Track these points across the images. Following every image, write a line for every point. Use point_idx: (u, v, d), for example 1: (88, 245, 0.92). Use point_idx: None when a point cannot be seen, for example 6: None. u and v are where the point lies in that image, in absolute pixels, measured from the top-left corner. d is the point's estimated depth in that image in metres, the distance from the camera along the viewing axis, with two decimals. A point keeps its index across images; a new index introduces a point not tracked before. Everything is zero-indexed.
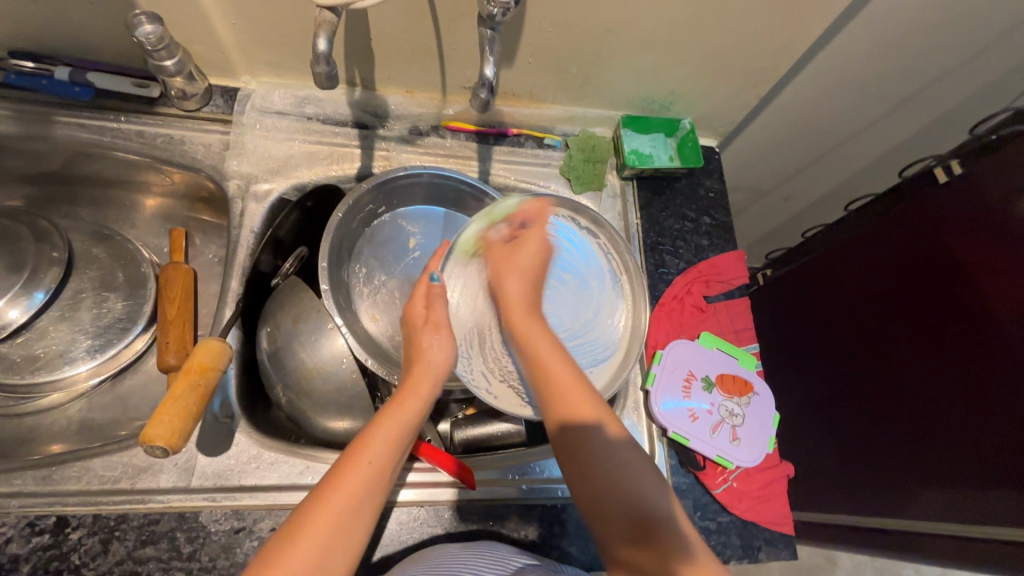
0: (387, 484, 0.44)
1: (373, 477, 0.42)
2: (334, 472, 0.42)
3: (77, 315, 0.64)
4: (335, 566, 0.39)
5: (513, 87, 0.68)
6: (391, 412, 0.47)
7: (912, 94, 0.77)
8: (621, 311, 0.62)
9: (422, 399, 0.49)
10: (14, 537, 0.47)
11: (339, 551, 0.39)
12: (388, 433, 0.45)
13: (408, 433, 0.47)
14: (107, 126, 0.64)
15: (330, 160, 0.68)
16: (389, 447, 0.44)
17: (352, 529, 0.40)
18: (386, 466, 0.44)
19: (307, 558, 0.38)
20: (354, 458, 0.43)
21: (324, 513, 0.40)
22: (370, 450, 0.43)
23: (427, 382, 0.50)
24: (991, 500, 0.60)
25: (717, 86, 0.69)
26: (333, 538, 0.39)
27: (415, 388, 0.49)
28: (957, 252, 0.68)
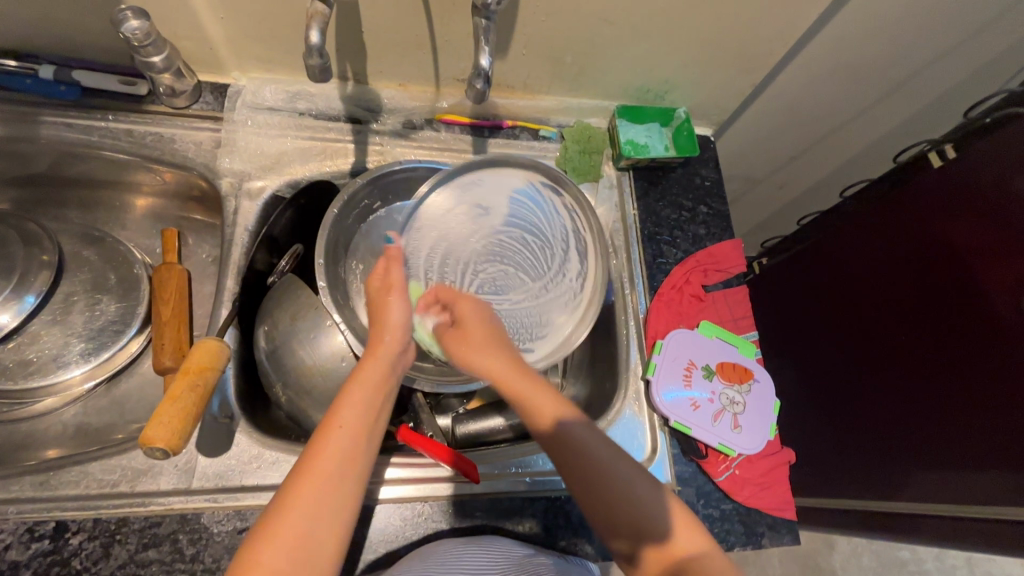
0: (365, 448, 0.42)
1: (346, 446, 0.41)
2: (310, 445, 0.41)
3: (70, 319, 0.63)
4: (319, 541, 0.38)
5: (507, 79, 0.67)
6: (358, 382, 0.45)
7: (904, 79, 0.77)
8: (580, 272, 0.62)
9: (383, 360, 0.47)
10: (13, 544, 0.46)
11: (324, 526, 0.38)
12: (356, 401, 0.43)
13: (378, 392, 0.45)
14: (94, 125, 0.63)
15: (324, 155, 0.67)
16: (360, 413, 0.43)
17: (333, 500, 0.39)
18: (362, 433, 0.42)
19: (292, 535, 0.37)
20: (328, 428, 0.41)
21: (304, 487, 0.39)
22: (340, 418, 0.42)
23: (390, 342, 0.48)
24: (988, 481, 0.61)
25: (711, 74, 0.69)
26: (314, 513, 0.38)
27: (377, 351, 0.47)
28: (954, 237, 0.68)
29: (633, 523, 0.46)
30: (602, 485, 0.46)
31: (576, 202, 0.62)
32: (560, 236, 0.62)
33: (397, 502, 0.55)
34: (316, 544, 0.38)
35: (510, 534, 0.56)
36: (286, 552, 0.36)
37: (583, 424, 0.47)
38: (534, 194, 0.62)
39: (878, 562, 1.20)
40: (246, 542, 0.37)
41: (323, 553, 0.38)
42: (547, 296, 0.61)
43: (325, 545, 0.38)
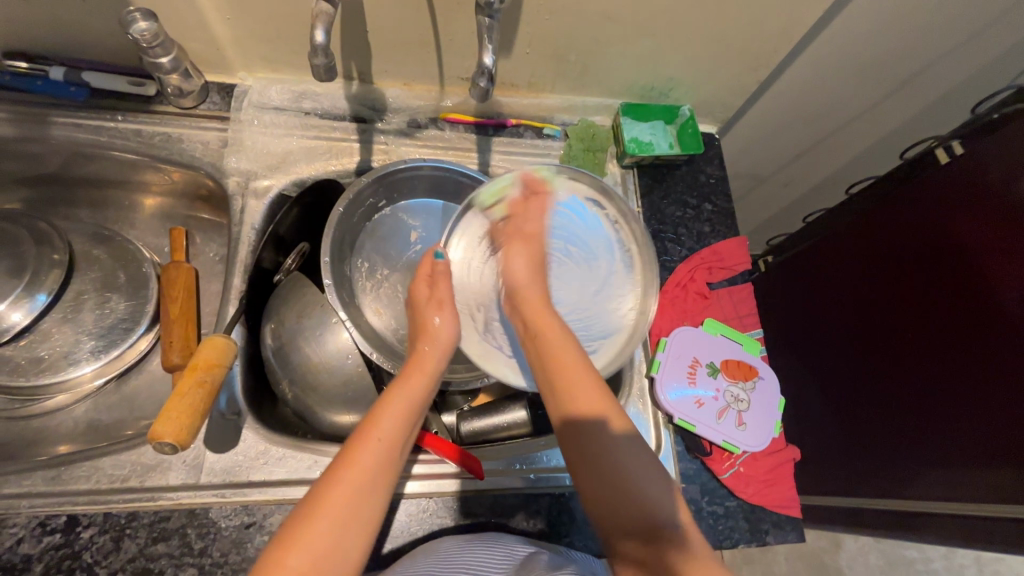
0: (398, 465, 0.43)
1: (380, 455, 0.42)
2: (345, 451, 0.42)
3: (80, 317, 0.64)
4: (349, 549, 0.38)
5: (511, 77, 0.67)
6: (397, 394, 0.46)
7: (911, 75, 0.77)
8: (632, 297, 0.59)
9: (426, 380, 0.49)
10: (26, 537, 0.47)
11: (353, 530, 0.38)
12: (400, 410, 0.45)
13: (415, 412, 0.47)
14: (103, 126, 0.63)
15: (329, 154, 0.68)
16: (399, 425, 0.44)
17: (367, 507, 0.40)
18: (395, 443, 0.43)
19: (318, 539, 0.37)
20: (365, 436, 0.43)
21: (337, 488, 0.39)
22: (379, 428, 0.43)
23: (432, 357, 0.50)
24: (996, 478, 0.60)
25: (715, 71, 0.68)
26: (347, 519, 0.38)
27: (419, 371, 0.49)
28: (962, 234, 0.67)
29: (640, 517, 0.43)
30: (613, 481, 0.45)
31: (622, 214, 0.60)
32: (608, 253, 0.61)
33: (402, 498, 0.56)
34: (342, 552, 0.37)
35: (514, 531, 0.57)
36: (313, 557, 0.36)
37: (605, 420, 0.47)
38: (581, 210, 0.61)
39: (885, 562, 1.19)
40: (274, 542, 0.37)
41: (347, 558, 0.37)
42: (596, 313, 0.59)
43: (351, 553, 0.38)
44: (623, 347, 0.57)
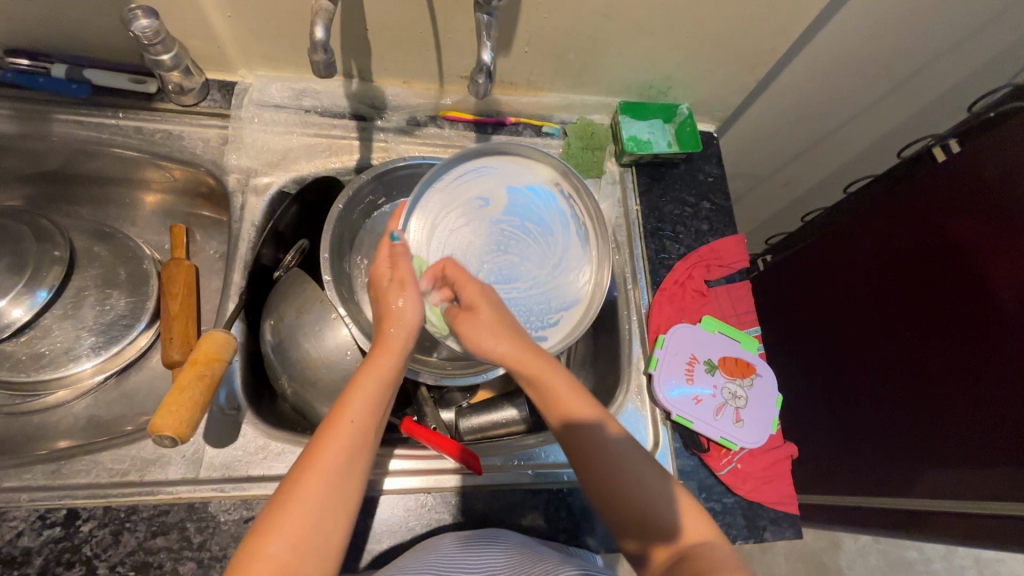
0: (369, 446, 0.43)
1: (350, 442, 0.41)
2: (316, 437, 0.41)
3: (81, 313, 0.64)
4: (327, 536, 0.38)
5: (510, 76, 0.68)
6: (366, 375, 0.45)
7: (909, 74, 0.77)
8: (588, 269, 0.61)
9: (394, 357, 0.47)
10: (25, 531, 0.47)
11: (327, 520, 0.38)
12: (368, 395, 0.44)
13: (385, 393, 0.45)
14: (104, 123, 0.64)
15: (329, 152, 0.68)
16: (369, 407, 0.43)
17: (340, 492, 0.40)
18: (365, 425, 0.43)
19: (296, 526, 0.37)
20: (337, 421, 0.42)
21: (309, 478, 0.39)
22: (350, 412, 0.42)
23: (401, 337, 0.47)
24: (992, 475, 0.61)
25: (713, 70, 0.69)
26: (325, 504, 0.39)
27: (389, 349, 0.47)
28: (959, 232, 0.68)
29: (644, 519, 0.44)
30: (611, 481, 0.45)
31: (577, 188, 0.61)
32: (564, 227, 0.61)
33: (400, 493, 0.56)
34: (319, 539, 0.38)
35: (512, 526, 0.57)
36: (292, 543, 0.37)
37: (602, 424, 0.47)
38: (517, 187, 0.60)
39: (884, 561, 1.19)
40: (252, 529, 0.37)
41: (327, 544, 0.38)
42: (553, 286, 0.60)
43: (329, 542, 0.38)
44: (582, 318, 0.59)
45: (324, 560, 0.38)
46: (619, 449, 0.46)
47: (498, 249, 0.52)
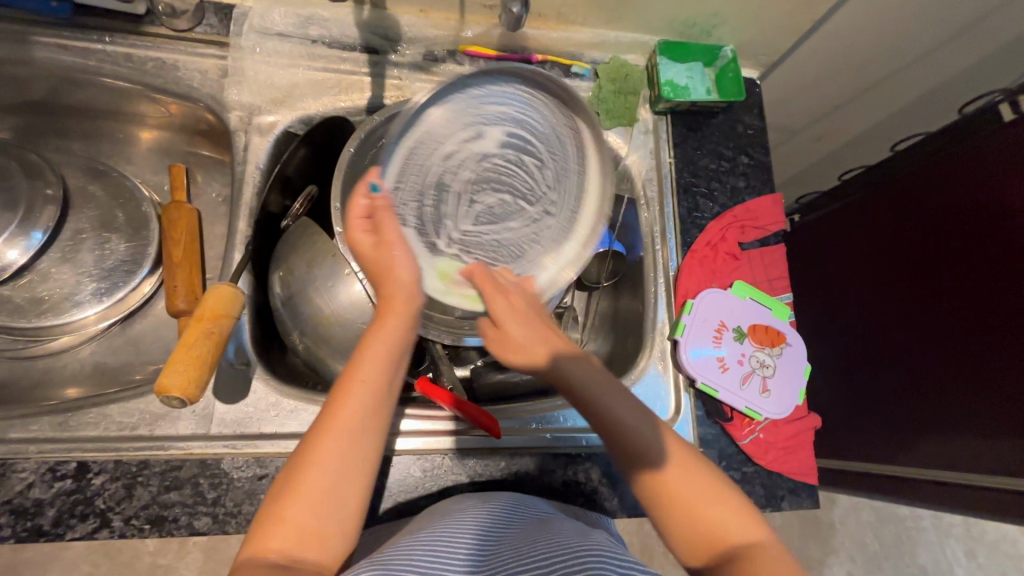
0: (385, 410, 0.42)
1: (367, 402, 0.40)
2: (330, 401, 0.40)
3: (79, 257, 0.61)
4: (348, 494, 0.38)
5: (540, 7, 0.61)
6: (378, 337, 0.43)
7: (981, 18, 0.69)
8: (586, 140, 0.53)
9: (403, 321, 0.45)
10: (36, 482, 0.46)
11: (348, 482, 0.38)
12: (378, 355, 0.42)
13: (396, 352, 0.44)
14: (90, 48, 0.58)
15: (338, 89, 0.62)
16: (383, 366, 0.42)
17: (356, 451, 0.39)
18: (380, 387, 0.41)
19: (314, 486, 0.37)
20: (348, 382, 0.41)
21: (327, 439, 0.38)
22: (361, 371, 0.41)
23: (404, 296, 0.45)
24: (1016, 452, 0.60)
25: (767, 6, 0.61)
26: (341, 464, 0.38)
27: (394, 311, 0.45)
28: (1013, 200, 0.63)
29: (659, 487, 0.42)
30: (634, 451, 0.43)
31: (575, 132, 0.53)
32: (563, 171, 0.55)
33: (417, 454, 0.55)
34: (340, 496, 0.38)
35: (528, 488, 0.56)
36: (311, 507, 0.37)
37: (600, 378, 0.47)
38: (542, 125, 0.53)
39: (877, 519, 1.21)
40: (271, 495, 0.38)
41: (350, 503, 0.38)
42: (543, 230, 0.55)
43: (351, 499, 0.38)
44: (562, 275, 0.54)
45: (350, 516, 0.38)
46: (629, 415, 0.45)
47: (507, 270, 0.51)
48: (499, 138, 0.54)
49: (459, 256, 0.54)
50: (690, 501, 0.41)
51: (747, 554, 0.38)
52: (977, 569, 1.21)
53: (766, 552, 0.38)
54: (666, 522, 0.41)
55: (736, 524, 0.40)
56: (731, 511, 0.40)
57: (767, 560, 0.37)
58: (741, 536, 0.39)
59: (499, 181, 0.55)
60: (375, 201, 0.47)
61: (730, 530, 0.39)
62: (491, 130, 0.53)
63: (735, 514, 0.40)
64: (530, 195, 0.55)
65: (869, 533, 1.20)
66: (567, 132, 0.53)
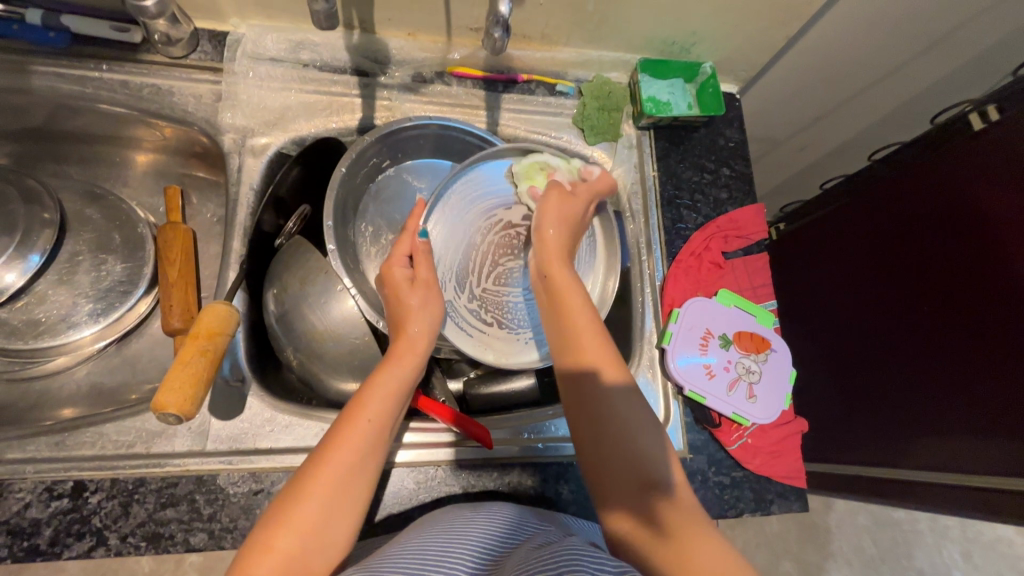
0: (383, 447, 0.43)
1: (370, 439, 0.42)
2: (332, 436, 0.42)
3: (76, 279, 0.62)
4: (338, 526, 0.39)
5: (524, 29, 0.63)
6: (390, 372, 0.46)
7: (948, 33, 0.72)
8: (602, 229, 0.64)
9: (414, 361, 0.48)
10: (33, 502, 0.47)
11: (337, 518, 0.39)
12: (389, 390, 0.45)
13: (403, 394, 0.46)
14: (88, 76, 0.59)
15: (329, 111, 0.64)
16: (389, 404, 0.44)
17: (354, 487, 0.40)
18: (383, 426, 0.43)
19: (310, 517, 0.38)
20: (353, 418, 0.42)
21: (325, 471, 0.39)
22: (369, 408, 0.43)
23: (418, 336, 0.48)
24: (995, 452, 0.62)
25: (742, 25, 0.64)
26: (335, 500, 0.39)
27: (406, 353, 0.48)
28: (987, 203, 0.65)
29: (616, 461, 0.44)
30: (599, 429, 0.45)
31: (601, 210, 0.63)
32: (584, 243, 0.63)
33: (410, 466, 0.55)
34: (328, 531, 0.38)
35: (522, 498, 0.57)
36: (302, 535, 0.37)
37: (607, 371, 0.47)
38: None
39: (873, 522, 1.22)
40: (262, 521, 0.38)
41: (339, 534, 0.39)
42: None
43: (337, 534, 0.39)
44: None
45: (335, 547, 0.38)
46: (624, 402, 0.46)
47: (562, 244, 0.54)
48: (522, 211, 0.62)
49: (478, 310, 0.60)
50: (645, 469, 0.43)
51: (675, 500, 0.42)
52: (974, 570, 1.21)
53: (694, 508, 0.41)
54: (592, 469, 0.45)
55: (678, 481, 0.44)
56: (679, 477, 0.44)
57: (684, 505, 0.41)
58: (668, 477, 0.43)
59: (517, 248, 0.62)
60: (416, 244, 0.52)
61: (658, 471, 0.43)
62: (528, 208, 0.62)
63: (677, 472, 0.44)
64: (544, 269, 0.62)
65: (865, 537, 1.21)
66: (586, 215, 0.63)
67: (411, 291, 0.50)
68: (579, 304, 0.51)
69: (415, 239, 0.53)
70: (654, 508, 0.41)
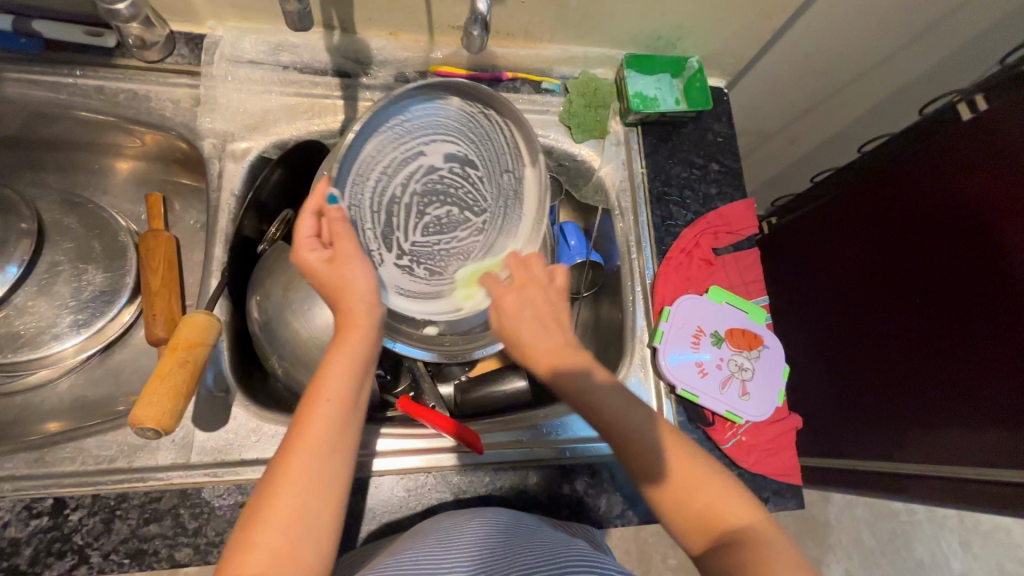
0: (350, 423, 0.41)
1: (332, 419, 0.40)
2: (295, 422, 0.40)
3: (55, 289, 0.62)
4: (319, 512, 0.38)
5: (506, 26, 0.62)
6: (341, 351, 0.42)
7: (934, 22, 0.71)
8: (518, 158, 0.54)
9: (368, 333, 0.43)
10: (12, 521, 0.45)
11: (316, 504, 0.38)
12: (342, 369, 0.41)
13: (361, 367, 0.42)
14: (61, 82, 0.58)
15: (311, 113, 0.63)
16: (345, 380, 0.41)
17: (325, 472, 0.38)
18: (346, 403, 0.41)
19: (287, 509, 0.37)
20: (312, 401, 0.40)
21: (293, 458, 0.38)
22: (325, 389, 0.40)
23: (363, 309, 0.43)
24: (1000, 442, 0.61)
25: (728, 19, 0.63)
26: (307, 487, 0.38)
27: (354, 326, 0.43)
28: (979, 194, 0.64)
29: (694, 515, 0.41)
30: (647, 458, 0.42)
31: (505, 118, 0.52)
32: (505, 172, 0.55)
33: (399, 473, 0.55)
34: (311, 519, 0.37)
35: (515, 504, 0.56)
36: (283, 529, 0.36)
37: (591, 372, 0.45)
38: (472, 124, 0.52)
39: (871, 514, 1.22)
40: (240, 523, 0.37)
41: (322, 520, 0.38)
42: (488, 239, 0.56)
43: (321, 519, 0.38)
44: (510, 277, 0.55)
45: (322, 532, 0.38)
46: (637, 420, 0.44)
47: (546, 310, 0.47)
48: (446, 152, 0.52)
49: (408, 268, 0.52)
50: (706, 500, 0.41)
51: (750, 539, 0.40)
52: (973, 560, 1.21)
53: (763, 530, 0.41)
54: (684, 523, 0.41)
55: (743, 516, 0.41)
56: (748, 513, 0.41)
57: (772, 539, 0.40)
58: (736, 518, 0.41)
59: (447, 194, 0.54)
60: (330, 214, 0.43)
61: (729, 518, 0.41)
62: (429, 145, 0.52)
63: (740, 503, 0.42)
64: (475, 207, 0.55)
65: (864, 529, 1.21)
66: (501, 147, 0.54)
67: (333, 269, 0.43)
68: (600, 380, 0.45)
69: (325, 202, 0.43)
70: (736, 549, 0.39)
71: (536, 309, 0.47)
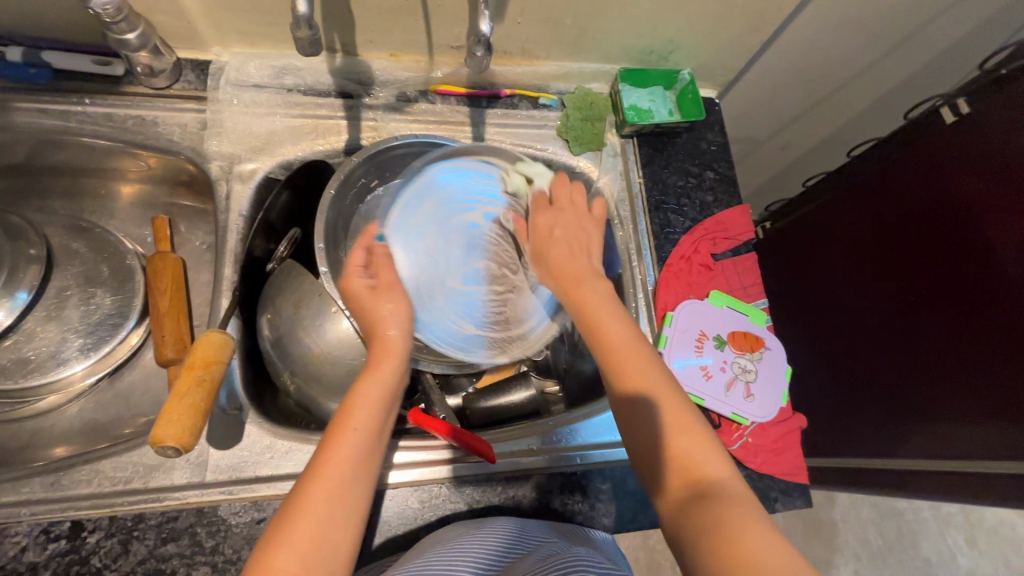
0: (375, 456, 0.42)
1: (359, 451, 0.41)
2: (321, 450, 0.41)
3: (65, 314, 0.61)
4: (337, 544, 0.38)
5: (504, 45, 0.64)
6: (370, 382, 0.44)
7: (914, 30, 0.74)
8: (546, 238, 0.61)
9: (395, 370, 0.45)
10: (30, 546, 0.46)
11: (335, 533, 0.38)
12: (370, 402, 0.43)
13: (389, 400, 0.44)
14: (70, 110, 0.59)
15: (316, 134, 0.64)
16: (373, 414, 0.43)
17: (346, 504, 0.39)
18: (372, 436, 0.42)
19: (304, 538, 0.37)
20: (340, 430, 0.41)
21: (316, 487, 0.39)
22: (355, 419, 0.42)
23: (398, 340, 0.46)
24: (991, 435, 0.63)
25: (716, 33, 0.65)
26: (327, 517, 0.38)
27: (382, 361, 0.45)
28: (967, 195, 0.66)
29: (663, 466, 0.41)
30: (641, 413, 0.43)
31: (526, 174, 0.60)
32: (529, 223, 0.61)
33: (412, 485, 0.55)
34: (329, 550, 0.37)
35: (527, 512, 0.56)
36: (300, 558, 0.36)
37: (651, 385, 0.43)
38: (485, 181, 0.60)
39: (877, 514, 1.22)
40: (259, 545, 0.37)
41: (339, 549, 0.38)
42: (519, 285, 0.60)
43: (339, 551, 0.38)
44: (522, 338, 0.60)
45: (340, 561, 0.38)
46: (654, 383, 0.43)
47: (576, 236, 0.53)
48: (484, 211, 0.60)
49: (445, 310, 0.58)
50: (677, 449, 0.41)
51: (719, 493, 0.39)
52: (979, 556, 1.22)
53: (742, 496, 0.39)
54: (657, 463, 0.41)
55: (717, 473, 0.40)
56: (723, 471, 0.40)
57: (738, 498, 0.38)
58: (710, 469, 0.40)
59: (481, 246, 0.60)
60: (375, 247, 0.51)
61: (703, 469, 0.40)
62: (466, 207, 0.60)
63: (708, 457, 0.41)
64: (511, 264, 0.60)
65: (870, 529, 1.21)
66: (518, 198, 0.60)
67: (374, 297, 0.47)
68: (613, 323, 0.46)
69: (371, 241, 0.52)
70: (701, 501, 0.38)
71: (574, 240, 0.52)
